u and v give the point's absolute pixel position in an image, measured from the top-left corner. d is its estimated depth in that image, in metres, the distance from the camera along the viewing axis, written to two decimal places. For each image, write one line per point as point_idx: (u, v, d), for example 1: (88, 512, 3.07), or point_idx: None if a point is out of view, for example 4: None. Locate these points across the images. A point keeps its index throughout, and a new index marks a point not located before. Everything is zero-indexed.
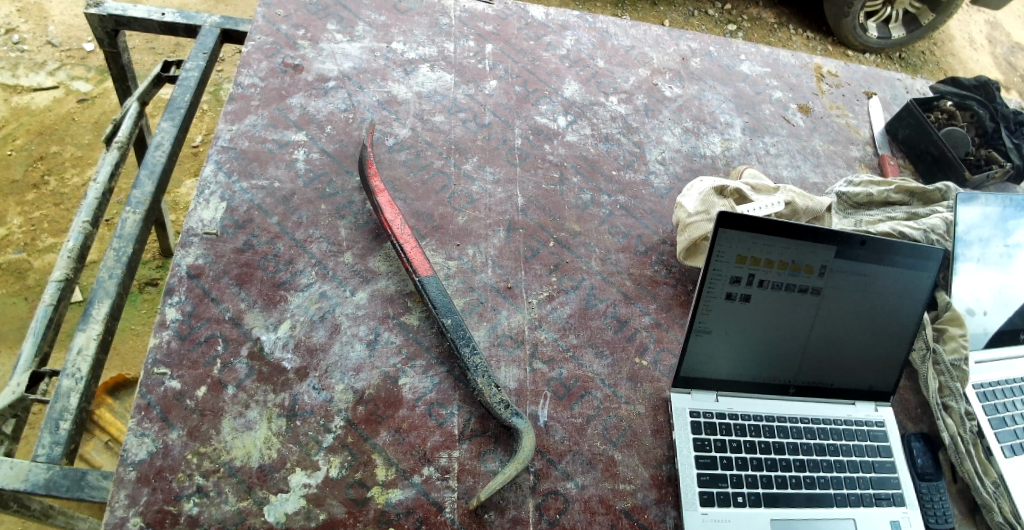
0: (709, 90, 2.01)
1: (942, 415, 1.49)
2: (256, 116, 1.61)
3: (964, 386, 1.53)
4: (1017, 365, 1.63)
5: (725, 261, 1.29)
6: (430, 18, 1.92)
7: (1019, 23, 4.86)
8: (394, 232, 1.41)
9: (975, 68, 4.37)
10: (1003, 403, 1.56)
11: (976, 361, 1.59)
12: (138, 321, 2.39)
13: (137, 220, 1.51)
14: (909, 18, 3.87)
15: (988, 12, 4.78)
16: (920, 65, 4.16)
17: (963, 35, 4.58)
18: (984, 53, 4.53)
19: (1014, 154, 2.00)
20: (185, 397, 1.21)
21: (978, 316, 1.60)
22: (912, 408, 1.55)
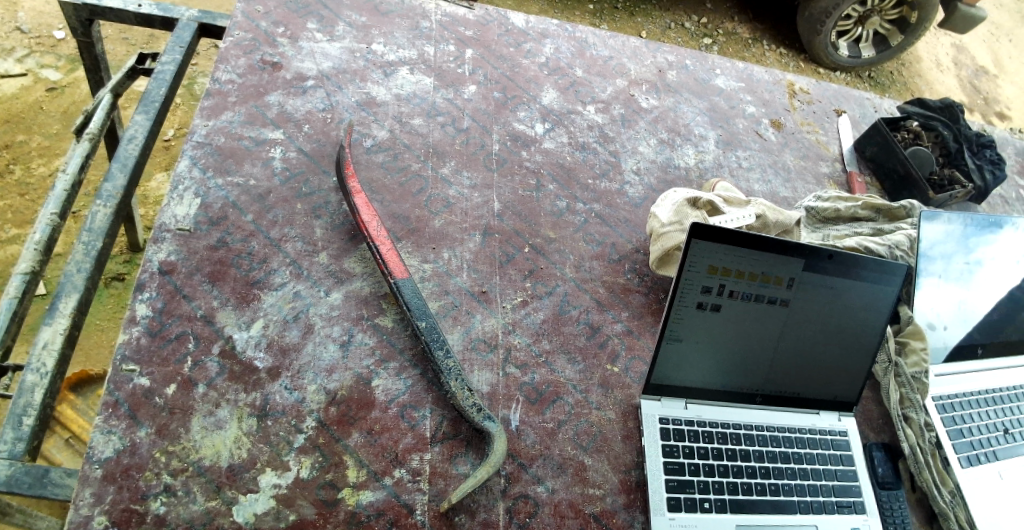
0: (685, 103, 2.05)
1: (903, 425, 1.54)
2: (233, 113, 1.59)
3: (924, 397, 1.58)
4: (974, 378, 1.69)
5: (697, 271, 1.32)
6: (411, 21, 1.92)
7: (983, 47, 5.03)
8: (371, 233, 1.41)
9: (940, 89, 4.51)
10: (960, 415, 1.61)
11: (936, 374, 1.64)
12: (104, 316, 2.34)
13: (107, 214, 1.49)
14: (878, 39, 3.98)
15: (954, 35, 4.93)
16: (888, 85, 4.28)
17: (930, 57, 4.73)
18: (949, 75, 4.68)
19: (975, 174, 2.07)
20: (154, 394, 1.20)
21: (939, 330, 1.65)
22: (874, 418, 1.61)
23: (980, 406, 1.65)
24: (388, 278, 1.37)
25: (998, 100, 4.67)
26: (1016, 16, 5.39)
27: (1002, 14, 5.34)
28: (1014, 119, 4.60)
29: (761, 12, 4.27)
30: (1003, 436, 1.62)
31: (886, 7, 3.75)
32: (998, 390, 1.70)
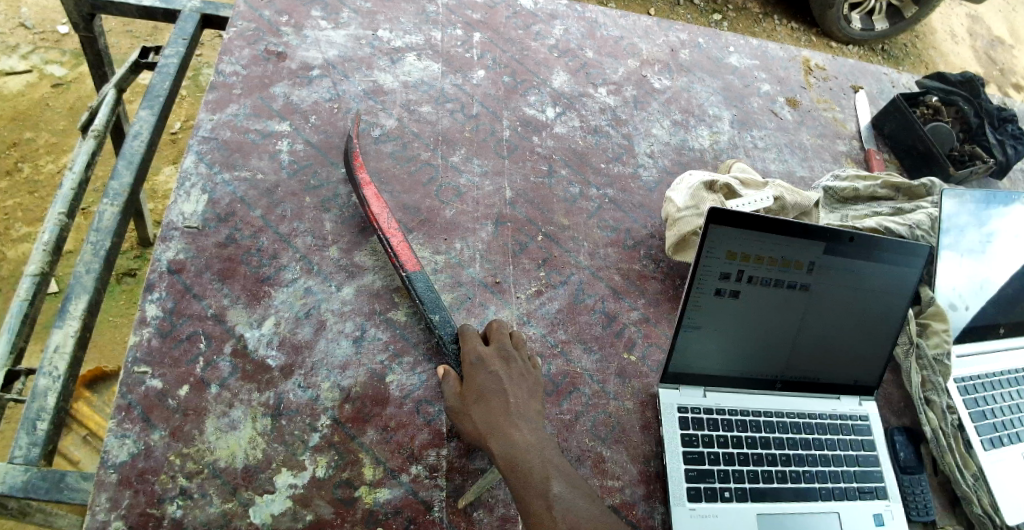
0: (698, 82, 1.99)
1: (925, 409, 1.51)
2: (238, 106, 1.57)
3: (947, 380, 1.54)
4: (997, 358, 1.65)
5: (716, 257, 1.28)
6: (416, 5, 1.88)
7: (999, 17, 4.90)
8: (381, 225, 1.38)
9: (955, 61, 4.41)
10: (984, 396, 1.58)
11: (958, 355, 1.60)
12: (117, 312, 2.34)
13: (115, 213, 1.47)
14: (893, 11, 3.88)
15: (969, 5, 4.81)
16: (903, 58, 4.18)
17: (945, 28, 4.61)
18: (966, 46, 4.57)
19: (998, 149, 2.02)
20: (168, 396, 1.18)
21: (960, 310, 1.61)
22: (895, 402, 1.57)
23: (1005, 387, 1.61)
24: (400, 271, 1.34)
25: (1016, 71, 4.55)
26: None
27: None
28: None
29: None
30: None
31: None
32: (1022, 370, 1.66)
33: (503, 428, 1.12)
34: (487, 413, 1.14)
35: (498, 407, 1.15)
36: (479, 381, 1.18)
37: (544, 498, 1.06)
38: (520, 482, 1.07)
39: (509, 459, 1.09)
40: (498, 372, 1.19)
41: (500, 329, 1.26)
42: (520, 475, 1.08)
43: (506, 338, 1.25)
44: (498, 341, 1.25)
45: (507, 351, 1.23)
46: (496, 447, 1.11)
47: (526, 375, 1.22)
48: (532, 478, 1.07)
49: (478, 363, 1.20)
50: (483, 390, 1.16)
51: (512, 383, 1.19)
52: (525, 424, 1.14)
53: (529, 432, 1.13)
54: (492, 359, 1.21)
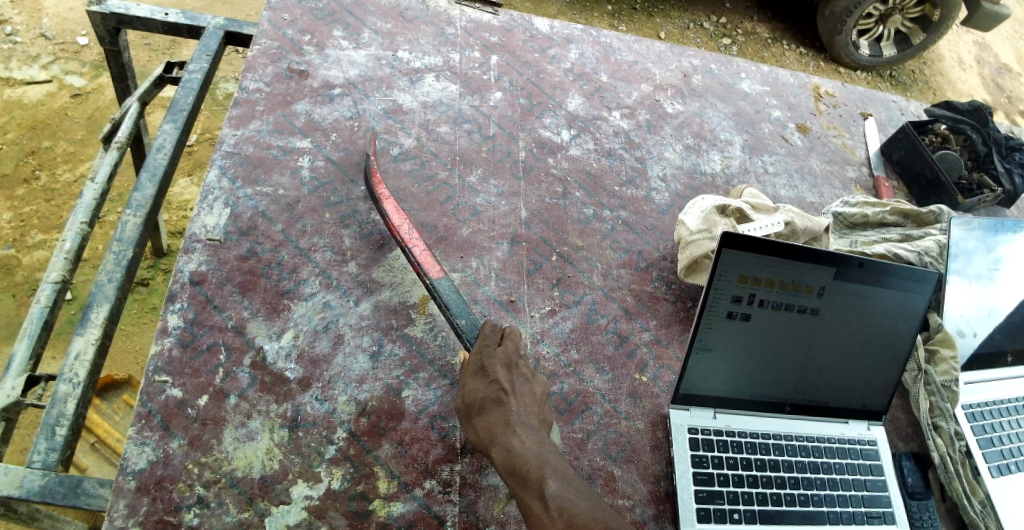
0: (710, 108, 2.03)
1: (932, 435, 1.52)
2: (261, 122, 1.60)
3: (954, 406, 1.56)
4: (1005, 386, 1.66)
5: (727, 280, 1.30)
6: (436, 27, 1.92)
7: (1006, 44, 4.96)
8: (403, 237, 1.40)
9: (962, 88, 4.46)
10: (992, 423, 1.58)
11: (966, 382, 1.62)
12: (129, 322, 2.36)
13: (137, 224, 1.50)
14: (900, 38, 3.93)
15: (977, 32, 4.86)
16: (910, 84, 4.23)
17: (953, 55, 4.66)
18: (973, 73, 4.61)
19: (1005, 178, 2.04)
20: (187, 405, 1.20)
21: (968, 337, 1.63)
22: (903, 427, 1.58)
23: (1014, 414, 1.62)
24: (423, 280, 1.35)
25: (1023, 98, 4.60)
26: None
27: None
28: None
29: (782, 12, 4.22)
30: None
31: (909, 4, 3.69)
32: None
33: (502, 436, 1.15)
34: (486, 420, 1.17)
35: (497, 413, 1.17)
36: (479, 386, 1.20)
37: (539, 501, 1.08)
38: (518, 486, 1.10)
39: (507, 463, 1.12)
40: (500, 380, 1.21)
41: (511, 337, 1.28)
42: (517, 479, 1.11)
43: (514, 345, 1.27)
44: (506, 348, 1.26)
45: (511, 355, 1.25)
46: (496, 454, 1.14)
47: (530, 384, 1.24)
48: (526, 481, 1.10)
49: (481, 372, 1.23)
50: (486, 399, 1.19)
51: (514, 391, 1.21)
52: (524, 431, 1.16)
53: (528, 438, 1.15)
54: (496, 366, 1.23)
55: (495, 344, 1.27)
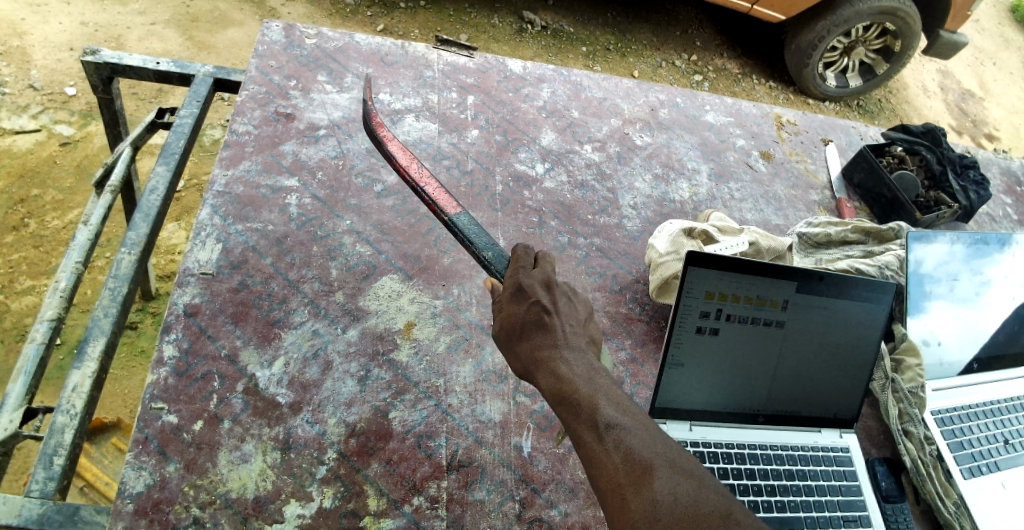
0: (677, 139, 2.14)
1: (903, 440, 1.60)
2: (250, 162, 1.68)
3: (922, 412, 1.63)
4: (970, 391, 1.74)
5: (695, 297, 1.37)
6: (415, 71, 2.03)
7: (968, 72, 5.21)
8: (412, 177, 1.47)
9: (928, 114, 4.66)
10: (959, 427, 1.66)
11: (933, 388, 1.70)
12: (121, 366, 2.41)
13: (132, 261, 1.57)
14: (865, 68, 4.14)
15: (939, 61, 5.11)
16: (877, 112, 4.41)
17: (918, 83, 4.88)
18: (937, 100, 4.83)
19: (960, 195, 2.16)
20: (182, 430, 1.25)
21: (933, 345, 1.71)
22: (876, 434, 1.69)
23: (980, 417, 1.70)
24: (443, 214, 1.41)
25: (986, 122, 4.84)
26: (996, 40, 5.65)
27: (984, 39, 5.58)
28: (1002, 139, 4.78)
29: (750, 48, 4.42)
30: (1005, 446, 1.67)
31: (871, 38, 3.92)
32: (997, 402, 1.75)
33: (549, 362, 1.08)
34: (531, 349, 1.11)
35: (543, 341, 1.11)
36: (520, 313, 1.13)
37: (595, 433, 1.00)
38: (569, 418, 1.03)
39: (556, 393, 1.05)
40: (540, 301, 1.14)
41: (545, 257, 1.21)
42: (568, 410, 1.04)
43: (549, 264, 1.21)
44: (542, 268, 1.20)
45: (551, 279, 1.18)
46: (543, 382, 1.07)
47: (574, 306, 1.17)
48: (578, 412, 1.03)
49: (518, 293, 1.16)
50: (526, 323, 1.12)
51: (558, 313, 1.14)
52: (571, 357, 1.09)
53: (575, 364, 1.08)
54: (534, 287, 1.16)
55: (529, 266, 1.22)
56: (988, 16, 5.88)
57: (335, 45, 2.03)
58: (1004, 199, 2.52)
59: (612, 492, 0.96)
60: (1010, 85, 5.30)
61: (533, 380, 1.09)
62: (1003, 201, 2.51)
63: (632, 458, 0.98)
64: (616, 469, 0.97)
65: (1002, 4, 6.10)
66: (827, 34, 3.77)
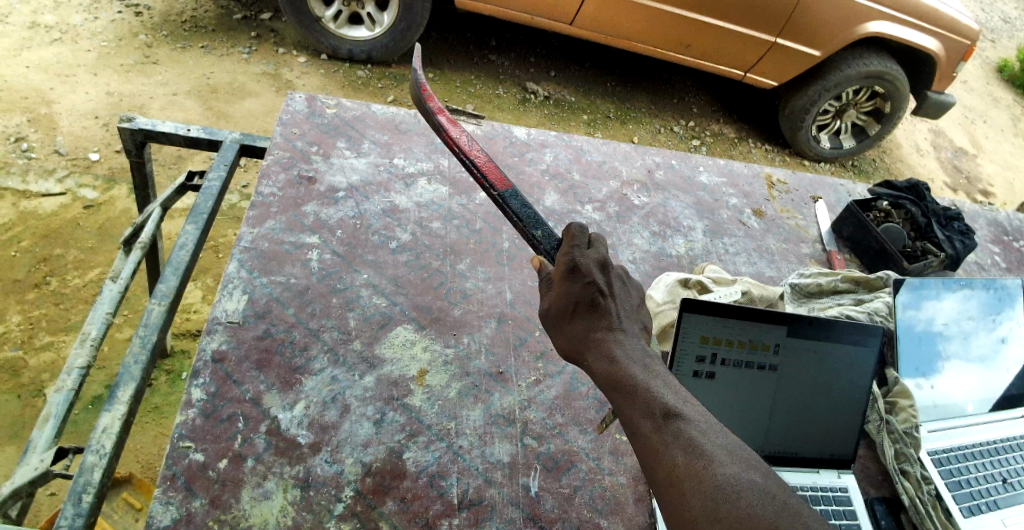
0: (673, 198, 2.28)
1: (900, 479, 1.66)
2: (274, 221, 1.80)
3: (918, 451, 1.70)
4: (964, 432, 1.80)
5: (690, 342, 1.46)
6: (426, 138, 2.18)
7: (960, 130, 5.43)
8: (463, 149, 1.64)
9: (923, 173, 4.83)
10: (956, 467, 1.72)
11: (929, 430, 1.76)
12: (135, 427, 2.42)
13: (161, 311, 1.66)
14: (858, 130, 4.34)
15: (930, 122, 5.33)
16: (873, 172, 4.58)
17: (911, 142, 5.07)
18: (931, 158, 5.01)
19: (946, 244, 2.26)
20: (208, 468, 1.32)
21: (926, 388, 1.79)
22: (873, 474, 1.73)
23: (975, 458, 1.76)
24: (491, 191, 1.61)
25: (980, 178, 5.02)
26: (986, 99, 5.93)
27: (974, 99, 5.86)
28: (997, 195, 4.95)
29: (745, 114, 4.63)
30: (1002, 486, 1.74)
31: (861, 101, 4.13)
32: (991, 442, 1.82)
33: (603, 343, 1.21)
34: (581, 329, 1.24)
35: (593, 320, 1.24)
36: (574, 291, 1.27)
37: (652, 421, 1.10)
38: (622, 399, 1.15)
39: (608, 375, 1.17)
40: (595, 283, 1.27)
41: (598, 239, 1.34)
42: (623, 396, 1.15)
43: (602, 247, 1.33)
44: (595, 250, 1.32)
45: (604, 261, 1.30)
46: (597, 361, 1.20)
47: (627, 293, 1.30)
48: (635, 401, 1.13)
49: (574, 272, 1.28)
50: (581, 304, 1.25)
51: (612, 298, 1.26)
52: (625, 342, 1.22)
53: (628, 347, 1.21)
54: (589, 268, 1.29)
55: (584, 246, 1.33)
56: (976, 75, 6.18)
57: (353, 114, 2.19)
58: (992, 248, 2.64)
59: (665, 477, 1.06)
60: (1000, 142, 5.53)
61: (585, 361, 1.22)
62: (991, 250, 2.62)
63: (690, 451, 1.06)
64: (671, 458, 1.06)
65: (989, 65, 6.43)
66: (818, 97, 4.00)
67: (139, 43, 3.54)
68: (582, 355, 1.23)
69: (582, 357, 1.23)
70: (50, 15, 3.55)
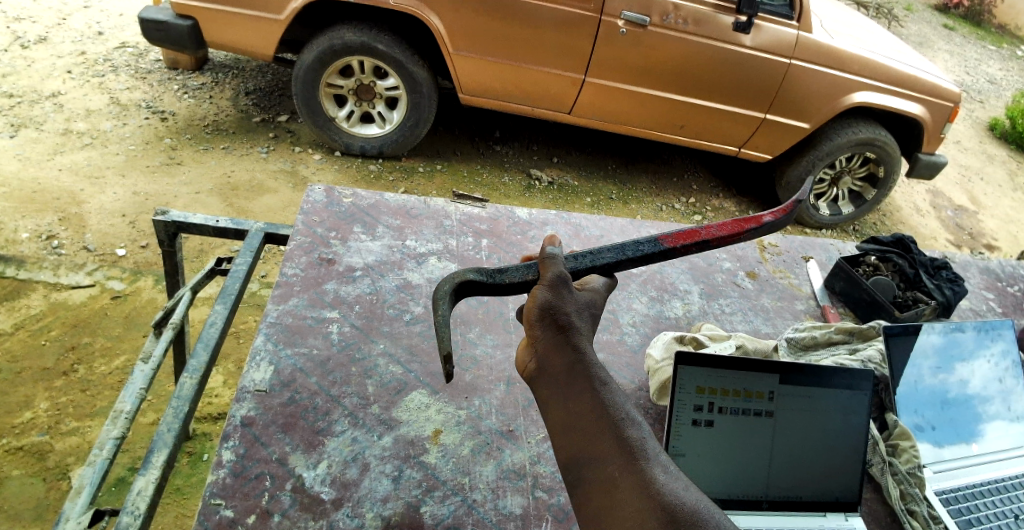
0: (669, 265, 2.42)
1: (908, 519, 1.73)
2: (298, 298, 1.93)
3: (923, 490, 1.78)
4: (970, 473, 1.88)
5: (688, 392, 1.57)
6: (436, 220, 2.35)
7: (957, 189, 5.61)
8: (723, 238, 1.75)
9: (924, 232, 4.97)
10: (962, 506, 1.79)
11: (935, 471, 1.84)
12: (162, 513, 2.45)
13: (193, 384, 1.77)
14: (854, 196, 4.51)
15: (928, 182, 5.52)
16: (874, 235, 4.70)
17: (910, 204, 5.24)
18: (931, 218, 5.17)
19: (936, 291, 2.34)
20: (237, 523, 1.43)
21: (928, 432, 1.89)
22: (882, 517, 1.76)
23: (983, 496, 1.83)
24: (676, 249, 1.69)
25: (982, 234, 5.14)
26: (979, 158, 6.18)
27: (968, 157, 6.12)
28: (1001, 248, 5.06)
29: (742, 188, 4.83)
30: (1015, 522, 1.80)
31: (854, 167, 4.33)
32: (1002, 480, 1.89)
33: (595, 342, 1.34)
34: (585, 327, 1.34)
35: (588, 320, 1.36)
36: (597, 305, 1.41)
37: (635, 434, 1.20)
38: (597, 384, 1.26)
39: (593, 375, 1.27)
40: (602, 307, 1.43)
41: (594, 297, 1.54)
42: (604, 399, 1.24)
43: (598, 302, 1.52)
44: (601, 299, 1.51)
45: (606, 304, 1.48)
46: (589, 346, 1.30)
47: None
48: (617, 413, 1.23)
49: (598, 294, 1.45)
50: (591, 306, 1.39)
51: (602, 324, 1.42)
52: None
53: None
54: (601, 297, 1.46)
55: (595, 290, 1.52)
56: (968, 135, 6.48)
57: (368, 202, 2.35)
58: (986, 294, 2.74)
59: (632, 486, 1.14)
60: (1000, 198, 5.70)
61: (577, 345, 1.29)
62: (985, 296, 2.73)
63: (667, 473, 1.17)
64: (649, 469, 1.15)
65: (981, 125, 6.77)
66: (811, 166, 4.21)
67: (165, 145, 3.82)
68: (580, 341, 1.30)
69: (575, 340, 1.30)
70: (82, 123, 3.83)
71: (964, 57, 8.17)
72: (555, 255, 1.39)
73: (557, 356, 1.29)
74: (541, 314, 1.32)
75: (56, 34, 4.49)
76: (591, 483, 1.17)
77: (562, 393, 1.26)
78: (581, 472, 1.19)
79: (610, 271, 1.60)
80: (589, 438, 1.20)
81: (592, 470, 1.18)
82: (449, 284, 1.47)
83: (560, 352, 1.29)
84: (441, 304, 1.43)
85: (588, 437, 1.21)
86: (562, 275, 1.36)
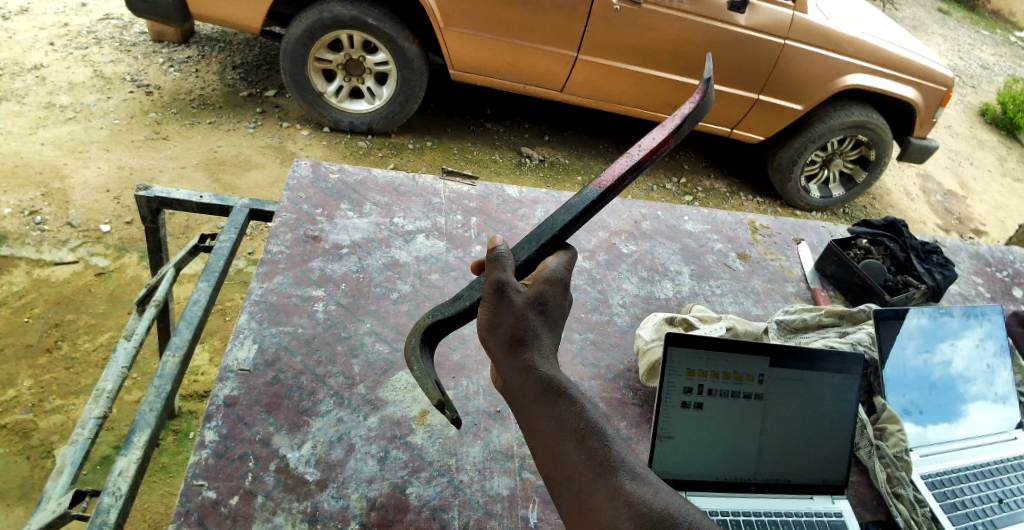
0: (660, 246, 2.39)
1: (894, 502, 1.74)
2: (282, 276, 1.90)
3: (910, 474, 1.78)
4: (954, 457, 1.89)
5: (677, 374, 1.56)
6: (424, 198, 2.31)
7: (947, 173, 5.62)
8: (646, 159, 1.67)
9: (914, 216, 4.97)
10: (948, 490, 1.80)
11: (920, 455, 1.84)
12: (148, 493, 2.43)
13: (176, 363, 1.74)
14: (846, 178, 4.49)
15: (919, 167, 5.51)
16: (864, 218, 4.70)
17: (900, 188, 5.23)
18: (921, 202, 5.17)
19: (926, 276, 2.33)
20: (220, 504, 1.41)
21: (915, 415, 1.89)
22: (867, 500, 1.78)
23: (967, 480, 1.84)
24: (610, 190, 1.64)
25: (971, 219, 5.15)
26: (970, 142, 6.18)
27: (959, 142, 6.11)
28: (989, 233, 5.07)
29: (734, 169, 4.80)
30: (998, 506, 1.81)
31: (846, 150, 4.31)
32: (985, 464, 1.91)
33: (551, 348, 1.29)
34: (538, 332, 1.29)
35: (542, 326, 1.30)
36: (548, 299, 1.32)
37: (597, 444, 1.19)
38: (555, 397, 1.23)
39: (552, 387, 1.23)
40: (559, 298, 1.34)
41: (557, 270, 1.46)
42: (565, 412, 1.22)
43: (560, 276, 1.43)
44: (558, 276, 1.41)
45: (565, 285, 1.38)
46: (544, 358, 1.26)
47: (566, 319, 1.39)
48: (579, 423, 1.21)
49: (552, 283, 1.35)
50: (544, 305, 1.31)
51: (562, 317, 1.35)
52: None
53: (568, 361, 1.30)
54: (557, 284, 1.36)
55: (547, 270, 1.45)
56: (959, 120, 6.48)
57: (355, 179, 2.31)
58: (975, 279, 2.74)
59: (604, 500, 1.13)
60: (990, 183, 5.70)
61: (530, 362, 1.25)
62: (974, 281, 2.73)
63: (635, 478, 1.16)
64: (618, 479, 1.15)
65: (972, 109, 6.76)
66: (803, 149, 4.19)
67: (150, 119, 3.74)
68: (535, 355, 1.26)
69: (527, 355, 1.25)
70: (65, 96, 3.75)
71: (958, 40, 8.14)
72: (499, 261, 1.32)
73: (514, 374, 1.25)
74: (490, 332, 1.28)
75: (38, 5, 4.38)
76: (568, 499, 1.17)
77: (524, 412, 1.24)
78: (555, 487, 1.19)
79: (559, 242, 1.56)
80: (556, 457, 1.19)
81: (564, 487, 1.18)
82: (416, 336, 1.43)
83: (513, 370, 1.25)
84: (413, 360, 1.38)
85: (554, 454, 1.19)
86: (501, 283, 1.30)
